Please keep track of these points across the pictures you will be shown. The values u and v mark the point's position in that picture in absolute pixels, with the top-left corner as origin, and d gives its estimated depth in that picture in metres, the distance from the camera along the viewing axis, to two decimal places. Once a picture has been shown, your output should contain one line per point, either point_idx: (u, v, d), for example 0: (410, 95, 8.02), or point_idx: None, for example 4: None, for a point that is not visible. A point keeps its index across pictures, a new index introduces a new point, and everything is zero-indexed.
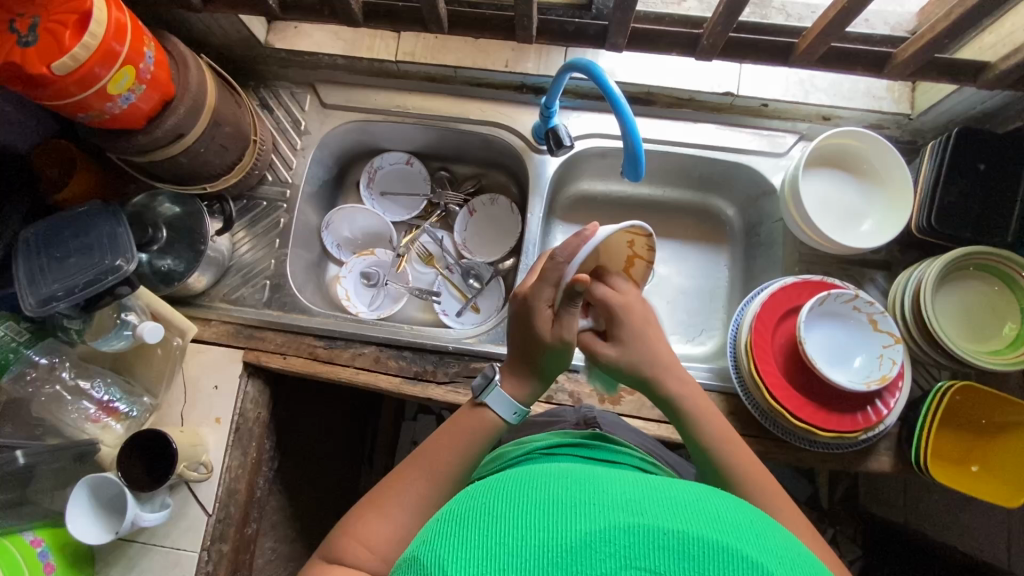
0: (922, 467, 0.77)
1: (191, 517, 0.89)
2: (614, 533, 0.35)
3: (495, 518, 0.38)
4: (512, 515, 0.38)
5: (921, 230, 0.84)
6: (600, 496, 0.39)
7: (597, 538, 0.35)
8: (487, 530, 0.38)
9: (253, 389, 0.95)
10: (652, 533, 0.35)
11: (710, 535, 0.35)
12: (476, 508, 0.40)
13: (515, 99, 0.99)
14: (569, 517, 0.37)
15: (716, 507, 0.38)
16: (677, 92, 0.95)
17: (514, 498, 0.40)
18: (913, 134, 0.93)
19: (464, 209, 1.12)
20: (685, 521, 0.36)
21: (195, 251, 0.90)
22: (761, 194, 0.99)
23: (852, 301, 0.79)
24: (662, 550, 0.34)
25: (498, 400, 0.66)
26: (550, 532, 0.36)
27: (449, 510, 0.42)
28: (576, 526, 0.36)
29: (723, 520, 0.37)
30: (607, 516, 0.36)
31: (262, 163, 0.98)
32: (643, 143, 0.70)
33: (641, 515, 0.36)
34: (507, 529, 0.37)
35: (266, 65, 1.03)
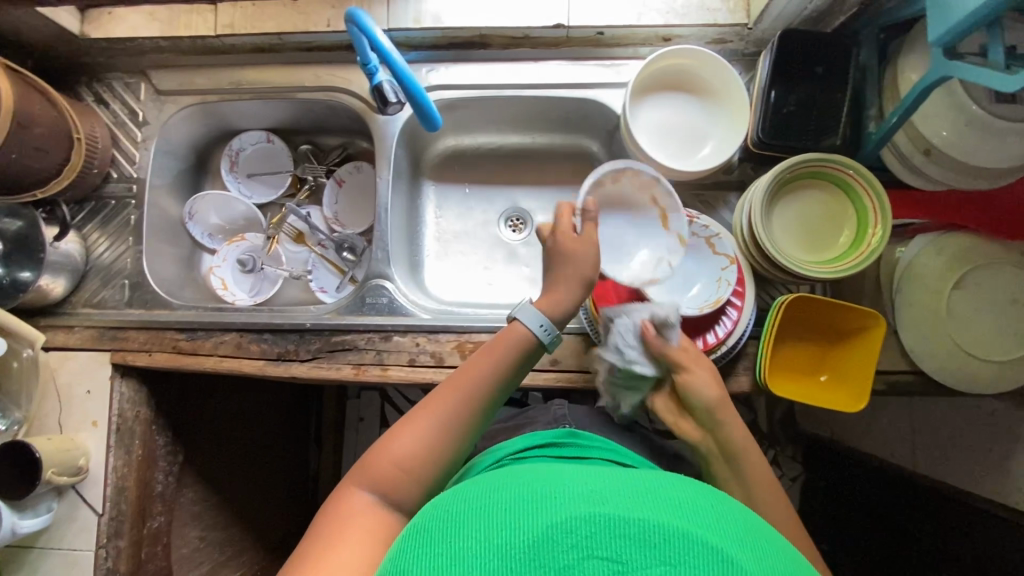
0: (762, 384, 0.77)
1: (82, 519, 0.91)
2: (576, 524, 0.37)
3: (463, 525, 0.40)
4: (480, 520, 0.40)
5: (756, 145, 0.81)
6: (567, 492, 0.41)
7: (559, 530, 0.37)
8: (458, 535, 0.39)
9: (128, 389, 0.95)
10: (611, 523, 0.37)
11: (670, 523, 0.37)
12: (448, 515, 0.42)
13: (348, 60, 0.95)
14: (534, 514, 0.39)
15: (677, 496, 0.41)
16: (510, 32, 0.90)
17: (485, 503, 0.42)
18: (757, 44, 0.88)
19: (330, 180, 1.09)
20: (651, 511, 0.38)
21: (36, 259, 0.88)
22: (616, 127, 0.96)
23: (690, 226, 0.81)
24: (623, 538, 0.36)
25: (526, 308, 0.72)
26: (515, 530, 0.38)
27: (425, 517, 0.44)
28: (541, 521, 0.38)
29: (682, 508, 0.39)
30: (568, 509, 0.38)
31: (98, 161, 0.94)
32: (427, 94, 0.67)
33: (602, 505, 0.38)
34: (475, 533, 0.39)
35: (92, 56, 0.98)
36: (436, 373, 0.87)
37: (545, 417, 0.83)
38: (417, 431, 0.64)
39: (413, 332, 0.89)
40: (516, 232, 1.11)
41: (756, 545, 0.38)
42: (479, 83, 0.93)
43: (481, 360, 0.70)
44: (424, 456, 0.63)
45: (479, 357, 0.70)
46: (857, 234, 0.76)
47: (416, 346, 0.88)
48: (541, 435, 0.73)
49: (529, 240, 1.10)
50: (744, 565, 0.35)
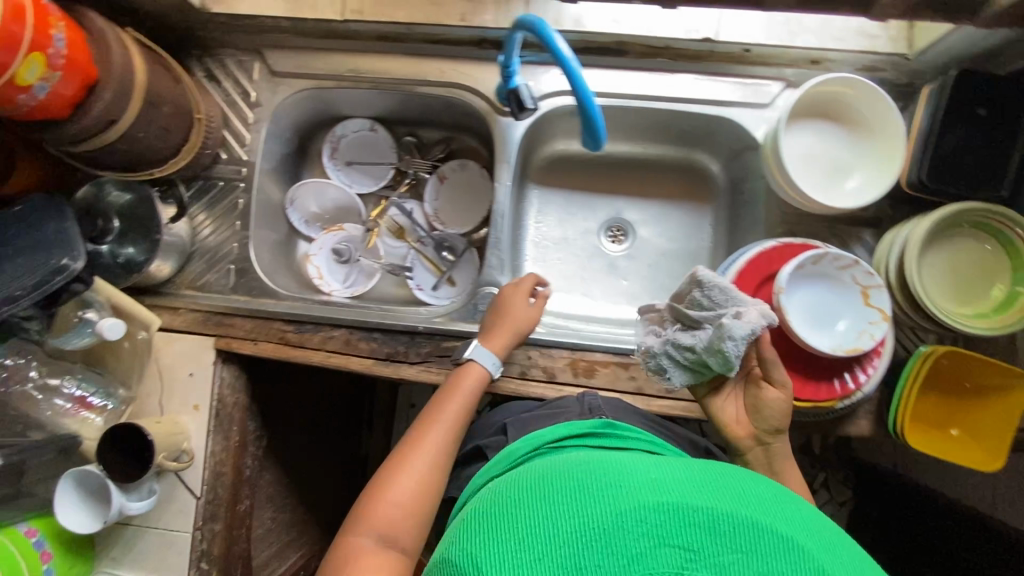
0: (896, 431, 0.76)
1: (180, 500, 0.91)
2: (646, 513, 0.40)
3: (530, 514, 0.42)
4: (546, 509, 0.42)
5: (912, 186, 0.78)
6: (629, 479, 0.43)
7: (630, 518, 0.40)
8: (529, 523, 0.42)
9: (229, 375, 0.94)
10: (682, 511, 0.40)
11: (738, 513, 0.40)
12: (512, 504, 0.45)
13: (476, 55, 0.91)
14: (602, 501, 0.41)
15: (730, 485, 0.44)
16: (651, 41, 0.87)
17: (548, 489, 0.44)
18: (911, 75, 0.84)
19: (433, 175, 1.07)
20: (718, 499, 0.41)
21: (152, 240, 0.86)
22: (745, 148, 0.92)
23: (851, 268, 0.75)
24: (692, 525, 0.39)
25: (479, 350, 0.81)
26: (584, 516, 0.40)
27: (486, 508, 0.46)
28: (609, 509, 0.40)
29: (741, 498, 0.42)
30: (636, 497, 0.41)
31: (213, 141, 0.92)
32: (600, 110, 0.65)
33: (667, 493, 0.41)
34: (542, 522, 0.41)
35: (208, 30, 0.95)
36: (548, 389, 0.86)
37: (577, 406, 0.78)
38: (408, 477, 0.67)
39: (526, 344, 0.88)
40: (617, 245, 1.08)
41: (815, 533, 0.42)
42: (612, 92, 0.89)
43: (436, 409, 0.75)
44: (415, 501, 0.66)
45: (433, 410, 0.75)
46: (1013, 292, 0.74)
47: (529, 360, 0.87)
48: (579, 425, 0.64)
49: (631, 253, 1.07)
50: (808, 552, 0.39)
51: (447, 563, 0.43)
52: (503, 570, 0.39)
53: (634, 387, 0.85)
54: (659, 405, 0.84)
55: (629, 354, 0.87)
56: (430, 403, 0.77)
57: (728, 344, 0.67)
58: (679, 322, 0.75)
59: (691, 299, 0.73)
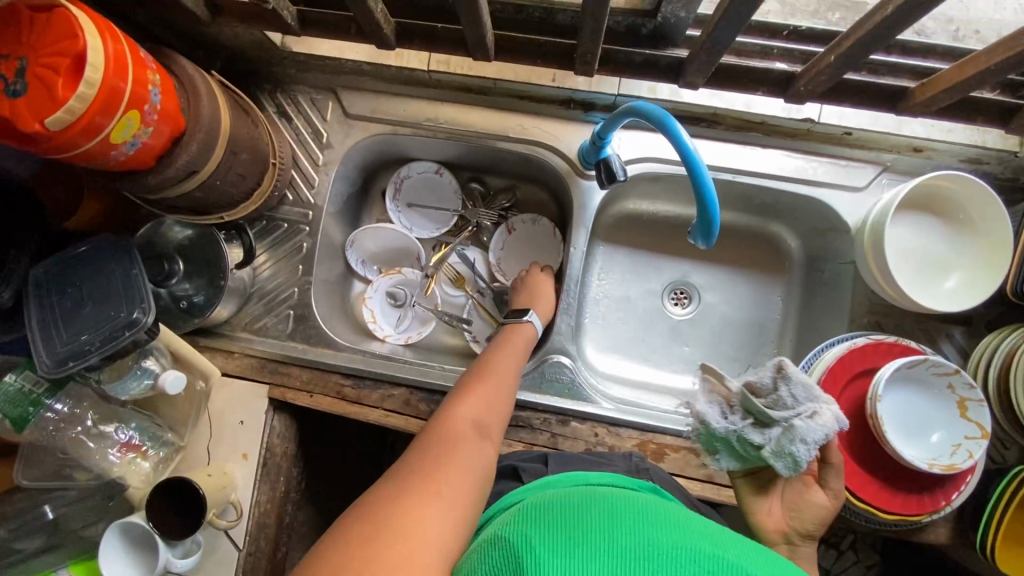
0: (982, 547, 0.73)
1: (222, 551, 0.88)
2: (701, 554, 0.37)
3: (580, 519, 0.41)
4: (598, 520, 0.40)
5: (1016, 294, 0.74)
6: (685, 525, 0.41)
7: (682, 553, 0.37)
8: (582, 525, 0.40)
9: (279, 423, 0.91)
10: (736, 566, 0.37)
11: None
12: (565, 505, 0.43)
13: (561, 114, 0.88)
14: (658, 530, 0.40)
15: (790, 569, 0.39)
16: (748, 116, 0.83)
17: (607, 505, 0.43)
18: (1015, 172, 0.81)
19: (502, 226, 1.03)
20: (771, 569, 0.37)
21: (216, 286, 0.84)
22: (830, 229, 0.89)
23: (949, 376, 0.72)
24: None
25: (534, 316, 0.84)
26: (639, 541, 0.38)
27: (535, 507, 0.45)
28: (663, 540, 0.38)
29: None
30: (690, 541, 0.39)
31: (282, 183, 0.89)
32: (718, 209, 0.62)
33: (724, 549, 0.38)
34: (593, 529, 0.40)
35: (282, 67, 0.91)
36: None
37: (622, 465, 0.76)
38: (494, 387, 0.69)
39: (593, 421, 0.84)
40: (682, 308, 1.03)
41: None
42: None
43: (505, 349, 0.78)
44: (498, 409, 0.67)
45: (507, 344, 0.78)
46: None
47: (596, 437, 0.83)
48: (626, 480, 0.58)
49: (696, 319, 1.02)
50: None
51: (499, 540, 0.42)
52: (550, 557, 0.37)
53: (704, 475, 0.82)
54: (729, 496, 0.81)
55: None
56: (494, 346, 0.78)
57: (795, 447, 0.58)
58: (745, 411, 0.63)
59: (772, 396, 0.62)
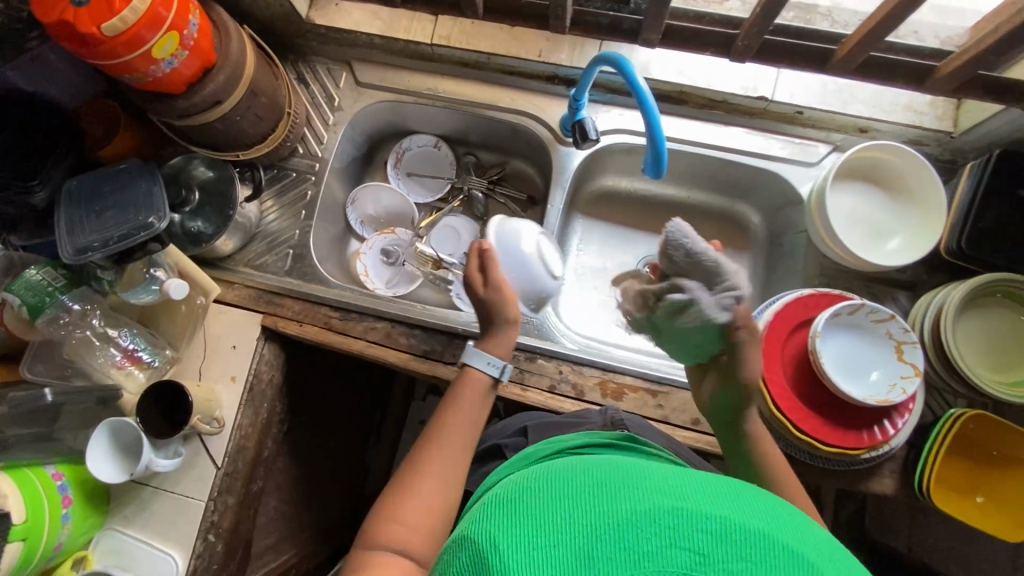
0: (922, 488, 0.77)
1: (201, 467, 0.92)
2: (662, 513, 0.39)
3: (545, 502, 0.41)
4: (561, 502, 0.41)
5: (949, 253, 0.81)
6: (647, 483, 0.42)
7: (642, 517, 0.38)
8: (542, 510, 0.41)
9: (268, 352, 0.98)
10: (694, 516, 0.39)
11: (754, 525, 0.38)
12: (526, 492, 0.43)
13: (546, 90, 0.99)
14: (620, 495, 0.41)
15: (749, 500, 0.42)
16: (710, 94, 0.93)
17: (567, 480, 0.43)
18: (953, 153, 0.89)
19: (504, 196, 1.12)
20: (732, 509, 0.40)
21: (224, 216, 0.93)
22: (787, 203, 0.97)
23: (886, 322, 0.78)
24: (705, 531, 0.38)
25: (476, 357, 0.75)
26: (599, 513, 0.39)
27: (505, 492, 0.45)
28: (625, 506, 0.39)
29: (760, 512, 0.40)
30: (652, 499, 0.40)
31: (294, 136, 1.00)
32: (666, 143, 0.69)
33: (683, 499, 0.40)
34: (555, 509, 0.40)
35: (305, 39, 1.04)
36: (575, 406, 0.87)
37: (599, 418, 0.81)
38: (427, 470, 0.66)
39: (558, 359, 0.90)
40: None
41: (825, 552, 0.40)
42: (668, 135, 0.95)
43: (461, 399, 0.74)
44: (437, 493, 0.65)
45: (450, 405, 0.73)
46: None
47: (560, 374, 0.89)
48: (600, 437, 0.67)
49: None
50: (814, 566, 0.37)
51: (469, 537, 0.42)
52: (520, 551, 0.38)
53: (660, 414, 0.86)
54: (682, 436, 0.85)
55: (659, 382, 0.88)
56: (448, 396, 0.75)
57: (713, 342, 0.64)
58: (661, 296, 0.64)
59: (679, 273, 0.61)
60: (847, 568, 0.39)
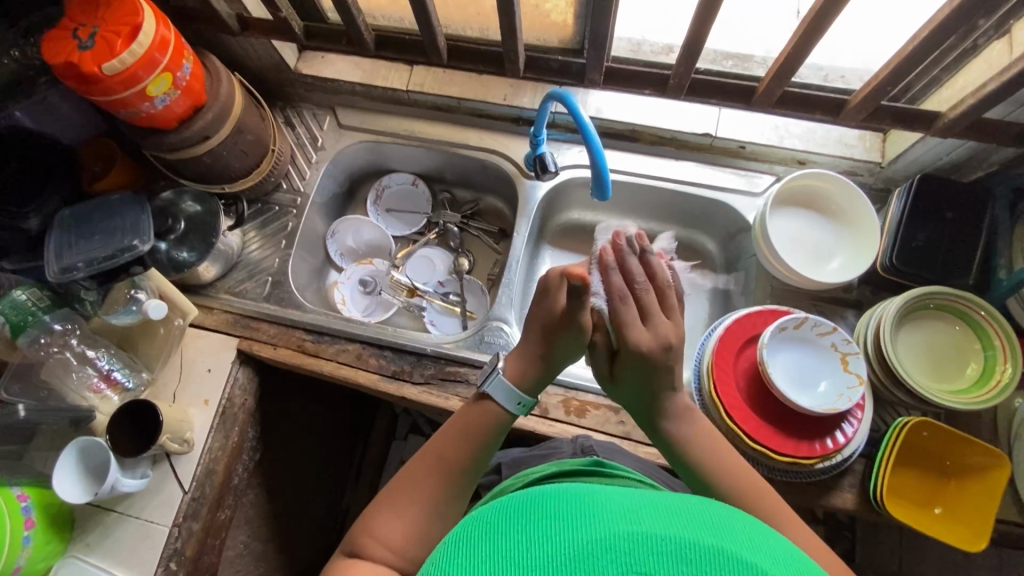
0: (876, 496, 0.77)
1: (167, 491, 0.92)
2: (616, 540, 0.34)
3: (494, 539, 0.36)
4: (509, 536, 0.36)
5: (885, 269, 0.87)
6: (602, 504, 0.38)
7: (597, 546, 0.34)
8: (491, 548, 0.36)
9: (242, 376, 1.00)
10: (650, 540, 0.34)
11: (720, 545, 0.34)
12: (474, 532, 0.38)
13: (511, 130, 1.08)
14: (572, 524, 0.36)
15: (712, 513, 0.38)
16: (659, 131, 1.01)
17: (517, 510, 0.39)
18: (886, 182, 0.97)
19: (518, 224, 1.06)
20: (696, 528, 0.35)
21: (207, 243, 0.98)
22: (738, 231, 1.03)
23: (830, 335, 0.82)
24: (662, 555, 0.33)
25: (498, 388, 0.67)
26: (550, 547, 0.34)
27: (455, 532, 0.40)
28: (578, 535, 0.35)
29: (725, 528, 0.36)
30: (605, 525, 0.35)
31: (278, 173, 1.08)
32: (608, 167, 0.75)
33: (640, 523, 0.35)
34: (503, 547, 0.36)
35: (294, 88, 1.14)
36: (538, 423, 0.89)
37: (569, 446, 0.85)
38: (416, 488, 0.63)
39: None
40: None
41: (803, 570, 0.35)
42: (624, 169, 1.03)
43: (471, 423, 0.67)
44: (424, 516, 0.62)
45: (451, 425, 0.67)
46: (985, 371, 0.79)
47: None
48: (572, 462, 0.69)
49: None
50: None
51: None
52: None
53: (622, 431, 0.88)
54: (644, 452, 0.87)
55: None
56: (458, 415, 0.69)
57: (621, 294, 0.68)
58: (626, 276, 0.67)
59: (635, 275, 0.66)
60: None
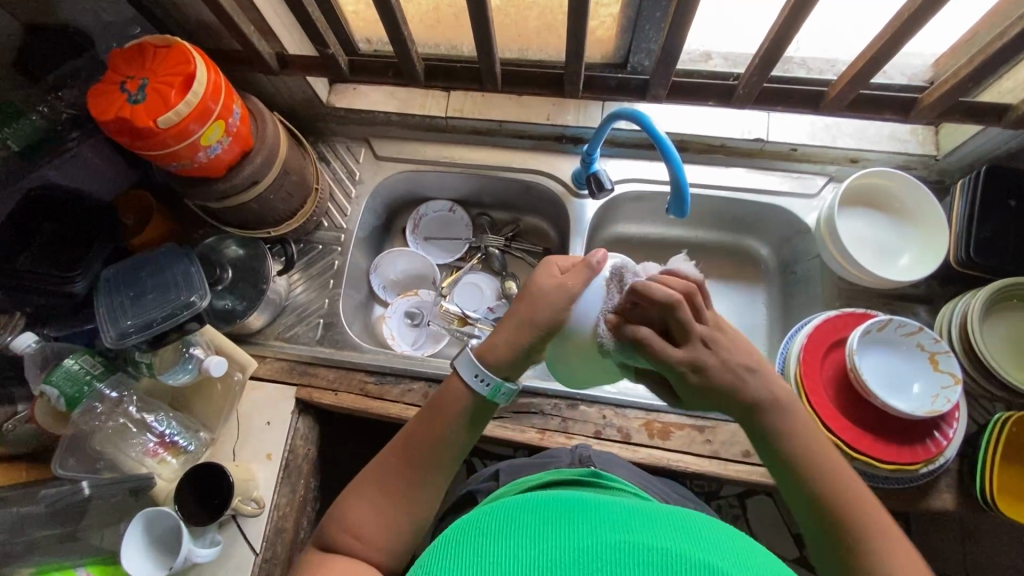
0: (988, 498, 0.75)
1: (239, 555, 0.87)
2: (601, 549, 0.37)
3: (484, 542, 0.40)
4: (501, 538, 0.40)
5: (961, 263, 0.87)
6: (586, 518, 0.41)
7: (579, 554, 0.37)
8: (480, 547, 0.39)
9: (303, 426, 0.96)
10: (629, 547, 0.37)
11: (689, 552, 0.37)
12: (468, 531, 0.42)
13: (556, 149, 1.06)
14: (561, 532, 0.39)
15: (688, 523, 0.41)
16: (709, 140, 1.00)
17: (512, 516, 0.42)
18: (941, 174, 0.97)
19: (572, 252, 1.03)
20: (662, 534, 0.39)
21: (258, 291, 0.94)
22: (795, 233, 1.02)
23: (917, 335, 0.80)
24: (641, 564, 0.36)
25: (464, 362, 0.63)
26: (538, 550, 0.38)
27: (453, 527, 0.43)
28: (565, 542, 0.38)
29: (700, 537, 0.39)
30: (591, 535, 0.38)
31: (320, 211, 1.04)
32: (689, 183, 0.73)
33: (620, 534, 0.39)
34: (492, 548, 0.39)
35: (325, 122, 1.11)
36: (622, 449, 0.87)
37: (568, 455, 0.82)
38: (388, 478, 0.62)
39: (600, 404, 0.90)
40: None
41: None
42: None
43: (439, 411, 0.63)
44: (394, 508, 0.60)
45: (424, 417, 0.64)
46: None
47: (604, 419, 0.88)
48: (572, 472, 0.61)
49: None
50: None
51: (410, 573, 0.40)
52: None
53: (709, 450, 0.86)
54: (735, 470, 0.85)
55: (703, 416, 0.88)
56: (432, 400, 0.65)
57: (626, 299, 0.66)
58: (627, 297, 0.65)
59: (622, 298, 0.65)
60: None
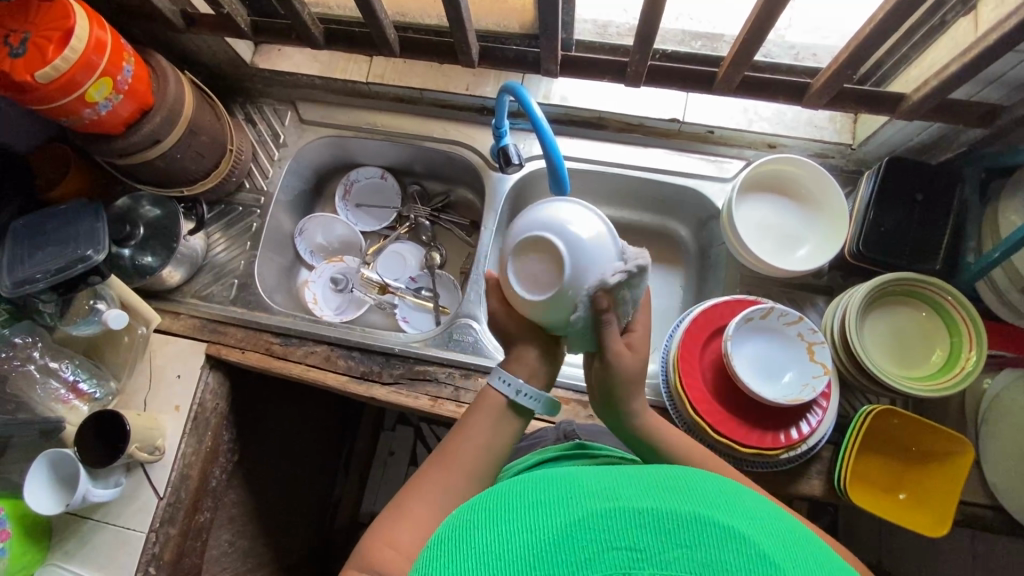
0: (840, 487, 0.77)
1: (142, 499, 0.92)
2: (593, 520, 0.35)
3: (476, 539, 0.36)
4: (495, 529, 0.36)
5: (854, 256, 0.86)
6: (576, 486, 0.38)
7: (577, 528, 0.35)
8: (470, 545, 0.36)
9: (213, 381, 0.99)
10: (628, 513, 0.35)
11: (693, 509, 0.35)
12: (461, 527, 0.38)
13: (476, 120, 1.06)
14: (554, 509, 0.36)
15: (683, 482, 0.38)
16: (626, 118, 0.99)
17: (498, 502, 0.39)
18: (858, 163, 0.95)
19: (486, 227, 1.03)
20: (657, 491, 0.37)
21: (169, 248, 0.96)
22: (709, 217, 1.01)
23: (797, 326, 0.81)
24: (636, 527, 0.34)
25: None
26: (532, 532, 0.35)
27: (444, 530, 0.40)
28: (555, 521, 0.35)
29: (694, 493, 0.37)
30: (582, 505, 0.36)
31: (239, 172, 1.05)
32: (564, 161, 0.72)
33: (613, 499, 0.36)
34: (488, 541, 0.36)
35: (253, 83, 1.11)
36: None
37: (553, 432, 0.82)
38: (426, 496, 0.54)
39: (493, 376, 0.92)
40: None
41: (769, 521, 0.37)
42: (591, 158, 1.00)
43: (480, 421, 0.60)
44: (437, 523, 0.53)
45: (456, 435, 0.60)
46: (950, 357, 0.78)
47: None
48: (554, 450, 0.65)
49: None
50: (751, 541, 0.34)
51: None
52: None
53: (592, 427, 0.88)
54: None
55: (589, 393, 0.90)
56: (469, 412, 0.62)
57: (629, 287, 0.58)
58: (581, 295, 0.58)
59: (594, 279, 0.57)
60: (810, 551, 0.35)
